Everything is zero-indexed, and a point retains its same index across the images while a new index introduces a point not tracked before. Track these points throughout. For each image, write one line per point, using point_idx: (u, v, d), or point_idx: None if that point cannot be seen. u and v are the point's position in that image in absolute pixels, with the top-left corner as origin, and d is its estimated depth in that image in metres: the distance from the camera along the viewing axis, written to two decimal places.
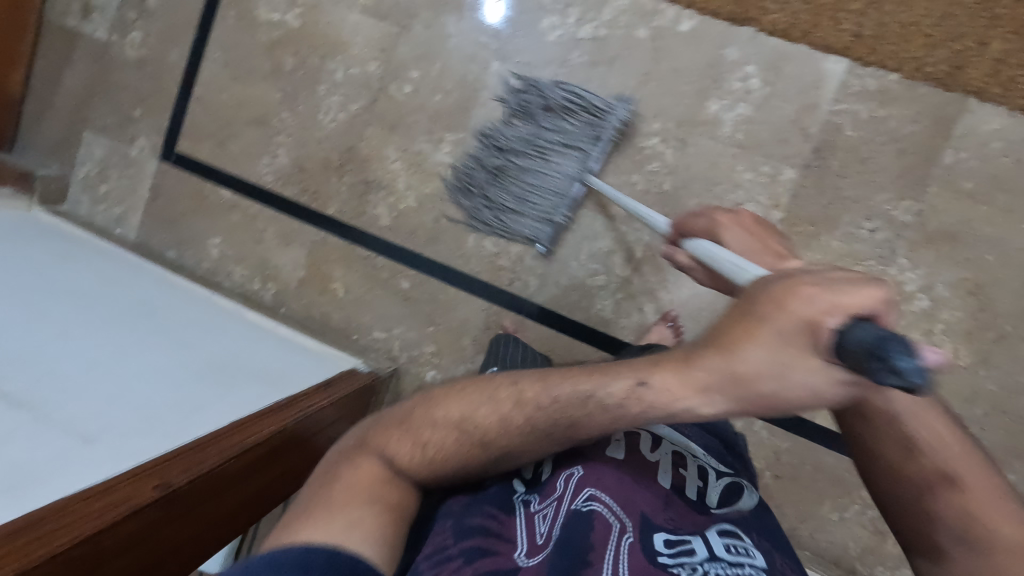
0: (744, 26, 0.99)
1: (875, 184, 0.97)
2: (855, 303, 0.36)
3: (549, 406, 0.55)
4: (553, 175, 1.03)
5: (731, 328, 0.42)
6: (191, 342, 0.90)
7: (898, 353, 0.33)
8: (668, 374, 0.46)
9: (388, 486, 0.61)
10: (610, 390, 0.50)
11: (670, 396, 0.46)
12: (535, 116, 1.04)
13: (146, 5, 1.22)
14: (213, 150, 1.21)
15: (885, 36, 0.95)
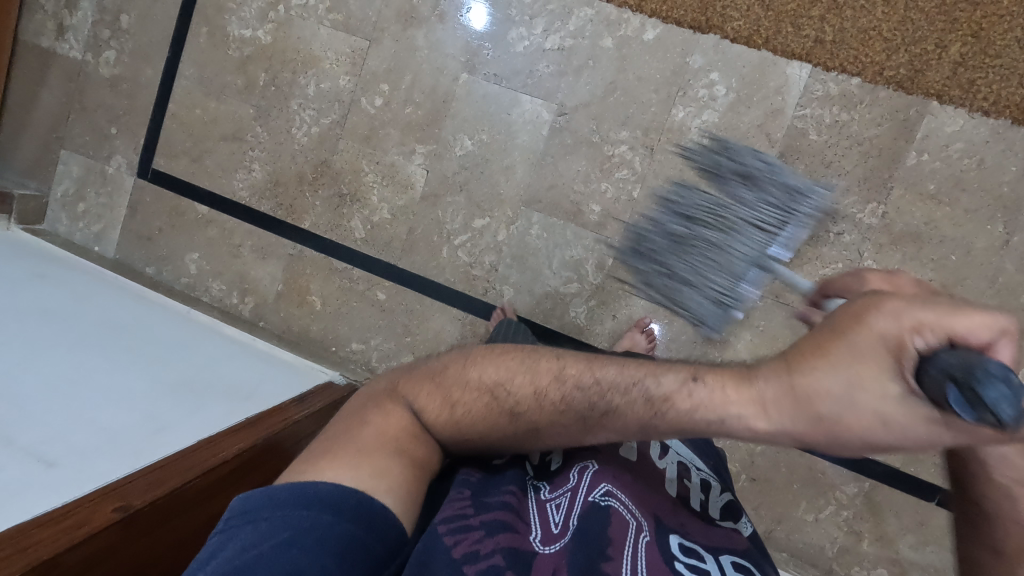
0: (708, 34, 1.00)
1: (840, 188, 0.98)
2: (958, 329, 0.35)
3: (588, 386, 0.55)
4: (733, 257, 0.95)
5: (806, 341, 0.42)
6: (162, 360, 0.91)
7: (988, 384, 0.31)
8: (722, 378, 0.47)
9: (415, 441, 0.60)
10: (658, 383, 0.50)
11: (716, 401, 0.46)
12: (726, 185, 0.97)
13: (119, 23, 1.22)
14: (189, 166, 1.22)
15: (845, 41, 0.96)
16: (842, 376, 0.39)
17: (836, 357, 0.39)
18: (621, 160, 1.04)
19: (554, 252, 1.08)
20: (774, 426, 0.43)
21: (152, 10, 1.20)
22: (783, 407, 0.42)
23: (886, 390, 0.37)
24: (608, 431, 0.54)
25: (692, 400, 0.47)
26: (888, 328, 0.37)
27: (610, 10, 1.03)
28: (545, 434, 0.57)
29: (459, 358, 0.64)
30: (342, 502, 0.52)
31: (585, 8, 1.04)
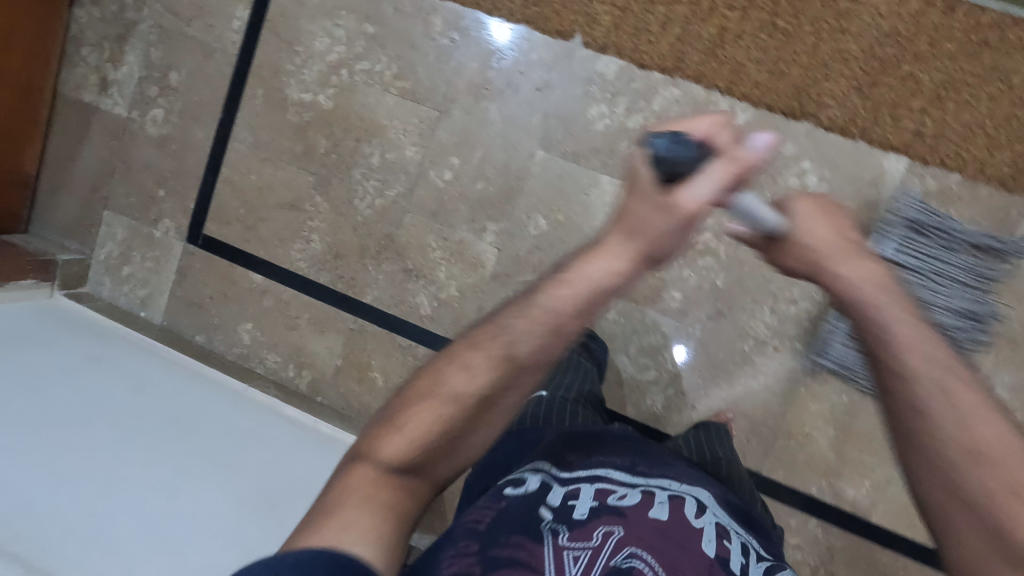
0: (802, 120, 0.96)
1: None
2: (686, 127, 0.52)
3: (494, 325, 0.61)
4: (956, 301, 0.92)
5: (625, 207, 0.57)
6: (198, 454, 0.91)
7: (658, 140, 0.52)
8: (594, 256, 0.58)
9: (382, 485, 0.56)
10: (546, 295, 0.59)
11: (588, 266, 0.58)
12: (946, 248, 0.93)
13: (168, 80, 1.16)
14: (242, 233, 1.16)
15: (945, 135, 0.93)
16: (640, 194, 0.54)
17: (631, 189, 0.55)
18: (705, 248, 1.02)
19: (632, 338, 1.05)
20: (630, 259, 0.57)
21: (203, 68, 1.14)
22: (619, 240, 0.57)
23: (658, 186, 0.53)
24: (514, 358, 0.59)
25: (556, 298, 0.58)
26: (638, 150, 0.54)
27: (697, 90, 0.99)
28: (488, 399, 0.59)
29: (400, 395, 0.62)
30: (315, 561, 0.48)
31: (672, 88, 0.99)
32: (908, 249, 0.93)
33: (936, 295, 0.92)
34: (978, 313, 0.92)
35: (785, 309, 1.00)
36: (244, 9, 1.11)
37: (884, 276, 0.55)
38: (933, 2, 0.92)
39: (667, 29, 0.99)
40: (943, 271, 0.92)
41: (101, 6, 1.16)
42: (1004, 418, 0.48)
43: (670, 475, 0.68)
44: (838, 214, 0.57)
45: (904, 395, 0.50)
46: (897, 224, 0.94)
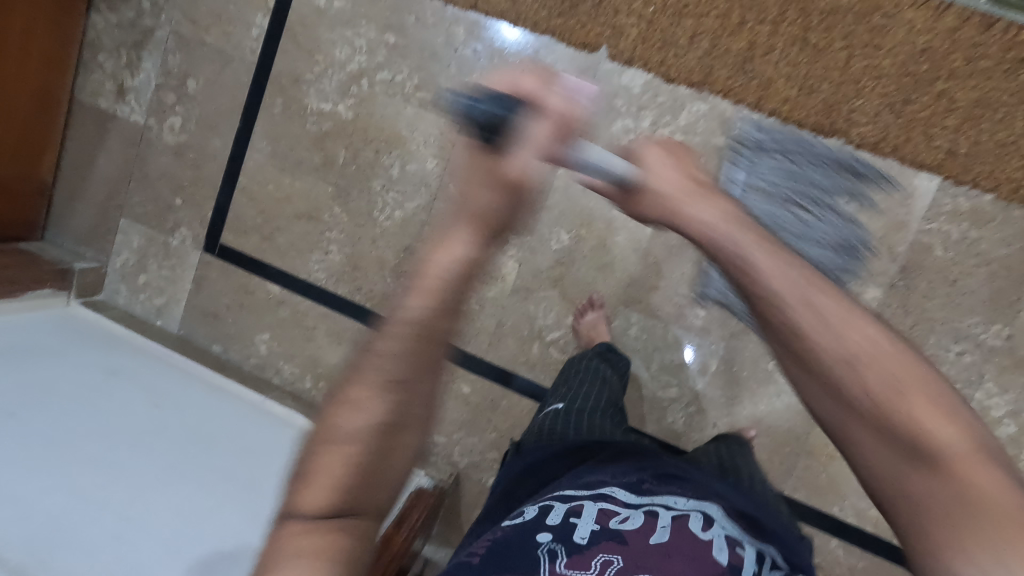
0: (832, 137, 0.95)
1: (964, 307, 0.94)
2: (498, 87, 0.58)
3: (377, 341, 0.56)
4: (800, 229, 0.89)
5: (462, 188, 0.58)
6: (189, 462, 0.90)
7: (473, 103, 0.56)
8: (446, 239, 0.57)
9: (313, 535, 0.51)
10: (411, 298, 0.56)
11: (435, 253, 0.56)
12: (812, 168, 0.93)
13: (185, 88, 1.14)
14: (259, 244, 1.15)
15: (979, 155, 0.91)
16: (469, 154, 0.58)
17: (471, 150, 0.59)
18: None
19: (653, 355, 1.04)
20: (464, 223, 0.57)
21: (221, 76, 1.13)
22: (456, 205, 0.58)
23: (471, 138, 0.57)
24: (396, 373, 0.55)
25: (422, 297, 0.56)
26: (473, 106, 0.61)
27: (725, 105, 0.97)
28: (393, 416, 0.55)
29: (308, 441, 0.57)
30: None
31: (699, 102, 0.98)
32: (766, 176, 0.92)
33: (821, 212, 0.90)
34: (851, 230, 0.93)
35: None
36: (263, 17, 1.10)
37: (730, 211, 0.58)
38: (970, 19, 0.90)
39: (694, 43, 0.97)
40: (807, 189, 0.92)
41: (118, 12, 1.15)
42: (879, 325, 0.49)
43: (677, 491, 0.63)
44: (678, 151, 0.69)
45: (787, 325, 0.50)
46: (741, 155, 0.95)
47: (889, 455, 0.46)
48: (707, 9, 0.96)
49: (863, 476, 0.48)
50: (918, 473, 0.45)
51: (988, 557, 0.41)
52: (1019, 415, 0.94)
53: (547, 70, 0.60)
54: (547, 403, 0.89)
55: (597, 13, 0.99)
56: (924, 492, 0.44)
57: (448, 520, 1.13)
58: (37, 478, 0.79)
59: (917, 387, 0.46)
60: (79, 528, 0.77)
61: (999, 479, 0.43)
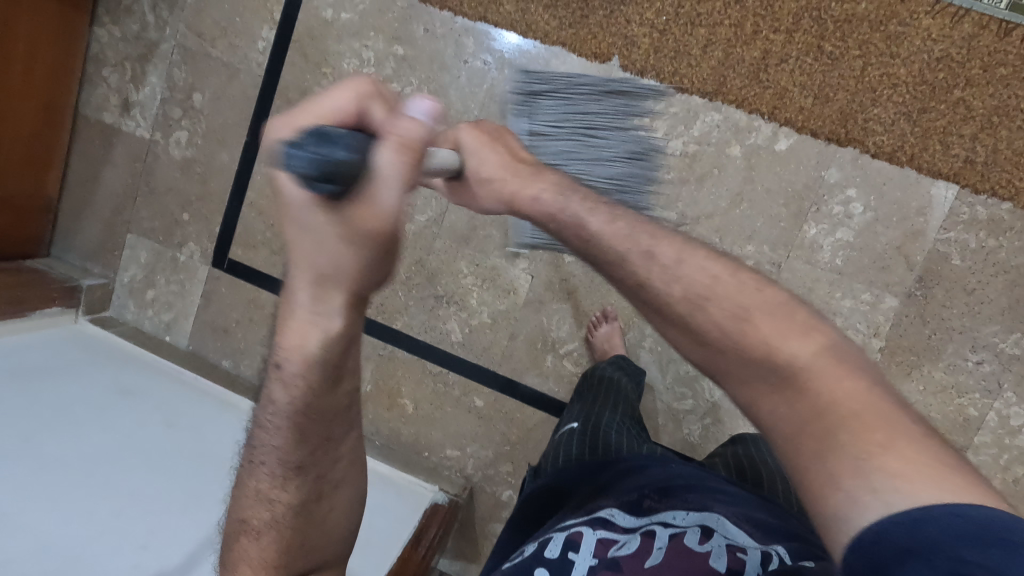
0: (847, 147, 0.94)
1: (982, 316, 0.93)
2: (325, 111, 0.40)
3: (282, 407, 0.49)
4: (598, 155, 0.92)
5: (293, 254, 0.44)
6: (174, 481, 0.88)
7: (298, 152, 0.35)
8: (294, 323, 0.43)
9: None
10: (288, 362, 0.46)
11: (289, 337, 0.44)
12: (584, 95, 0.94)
13: (191, 102, 1.13)
14: (268, 258, 1.14)
15: (997, 163, 0.91)
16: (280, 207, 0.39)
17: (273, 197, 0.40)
18: None
19: (668, 367, 1.04)
20: (310, 291, 0.41)
21: (227, 89, 1.12)
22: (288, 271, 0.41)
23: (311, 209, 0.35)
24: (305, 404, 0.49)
25: (291, 349, 0.45)
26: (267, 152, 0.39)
27: (739, 115, 0.96)
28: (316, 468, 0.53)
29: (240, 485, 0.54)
30: None
31: (713, 112, 0.97)
32: (547, 111, 0.93)
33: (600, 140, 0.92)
34: (643, 148, 0.96)
35: None
36: (270, 29, 1.08)
37: (558, 184, 0.61)
38: (988, 26, 0.89)
39: (708, 52, 0.96)
40: (591, 118, 0.93)
41: (122, 26, 1.14)
42: (718, 260, 0.52)
43: (680, 504, 0.60)
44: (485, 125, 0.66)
45: (630, 277, 0.52)
46: (518, 93, 0.94)
47: (770, 393, 0.44)
48: (721, 17, 0.95)
49: (743, 409, 0.47)
50: (784, 399, 0.43)
51: (872, 471, 0.36)
52: None
53: (371, 85, 0.42)
54: (561, 422, 0.87)
55: (609, 23, 0.98)
56: (792, 415, 0.42)
57: (462, 534, 1.13)
58: (52, 503, 0.78)
59: (764, 311, 0.47)
60: (98, 553, 0.76)
61: (862, 387, 0.41)
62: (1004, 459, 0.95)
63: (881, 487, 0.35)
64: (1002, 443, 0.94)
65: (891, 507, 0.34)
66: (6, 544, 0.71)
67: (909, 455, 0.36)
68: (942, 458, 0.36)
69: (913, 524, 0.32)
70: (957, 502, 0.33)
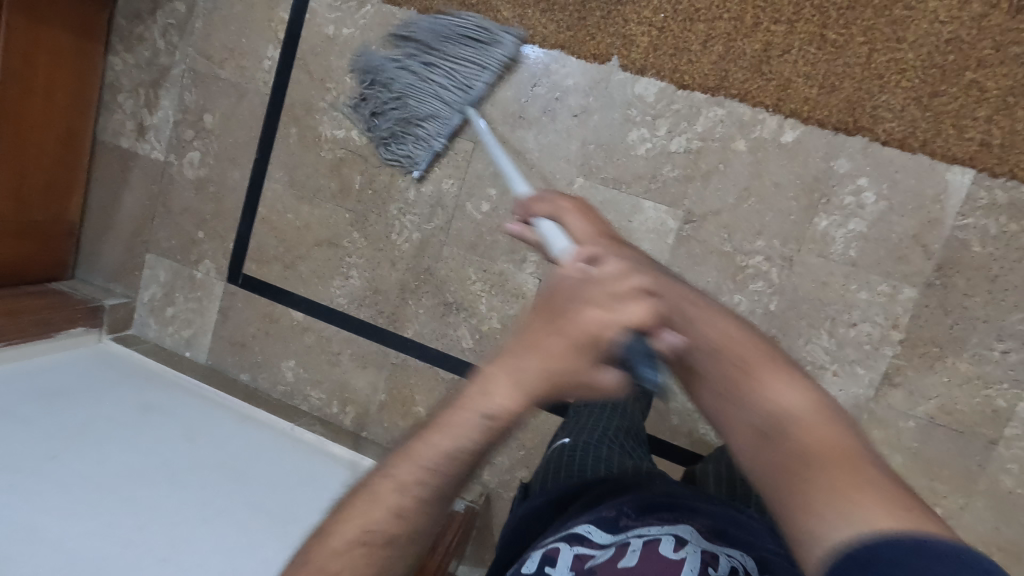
0: (857, 135, 0.92)
1: (1007, 304, 0.90)
2: (635, 318, 0.44)
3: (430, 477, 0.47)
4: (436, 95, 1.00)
5: (522, 351, 0.47)
6: (181, 493, 0.89)
7: (644, 367, 0.45)
8: (502, 398, 0.47)
9: None
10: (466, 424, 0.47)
11: (479, 402, 0.47)
12: (451, 38, 0.98)
13: (203, 123, 1.17)
14: (281, 272, 1.16)
15: (1015, 145, 0.87)
16: (568, 352, 0.45)
17: (557, 333, 0.46)
18: (756, 271, 0.97)
19: None
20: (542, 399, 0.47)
21: (237, 110, 1.15)
22: (536, 378, 0.46)
23: (614, 373, 0.45)
24: (471, 434, 0.47)
25: (495, 406, 0.47)
26: (585, 319, 0.45)
27: (744, 110, 0.95)
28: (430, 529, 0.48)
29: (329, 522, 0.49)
30: None
31: (716, 108, 0.96)
32: (460, 59, 0.99)
33: (396, 95, 1.01)
34: (370, 87, 1.03)
35: (845, 333, 0.95)
36: (274, 49, 1.11)
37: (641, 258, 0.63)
38: (998, 5, 0.86)
39: (708, 47, 0.95)
40: (420, 83, 1.00)
41: (134, 53, 1.18)
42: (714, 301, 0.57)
43: (655, 519, 0.60)
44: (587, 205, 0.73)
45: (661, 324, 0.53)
46: (491, 34, 0.99)
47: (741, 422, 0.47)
48: (720, 12, 0.94)
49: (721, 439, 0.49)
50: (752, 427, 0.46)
51: (835, 506, 0.38)
52: None
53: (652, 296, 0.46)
54: (554, 435, 0.88)
55: (607, 23, 0.98)
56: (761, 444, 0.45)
57: (481, 541, 1.13)
58: (78, 519, 0.80)
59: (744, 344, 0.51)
60: (121, 569, 0.77)
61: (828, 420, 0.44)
62: None
63: (845, 516, 0.37)
64: None
65: (854, 537, 0.36)
66: (29, 559, 0.74)
67: (864, 489, 0.38)
68: (894, 491, 0.38)
69: (870, 546, 0.35)
70: (905, 529, 0.35)
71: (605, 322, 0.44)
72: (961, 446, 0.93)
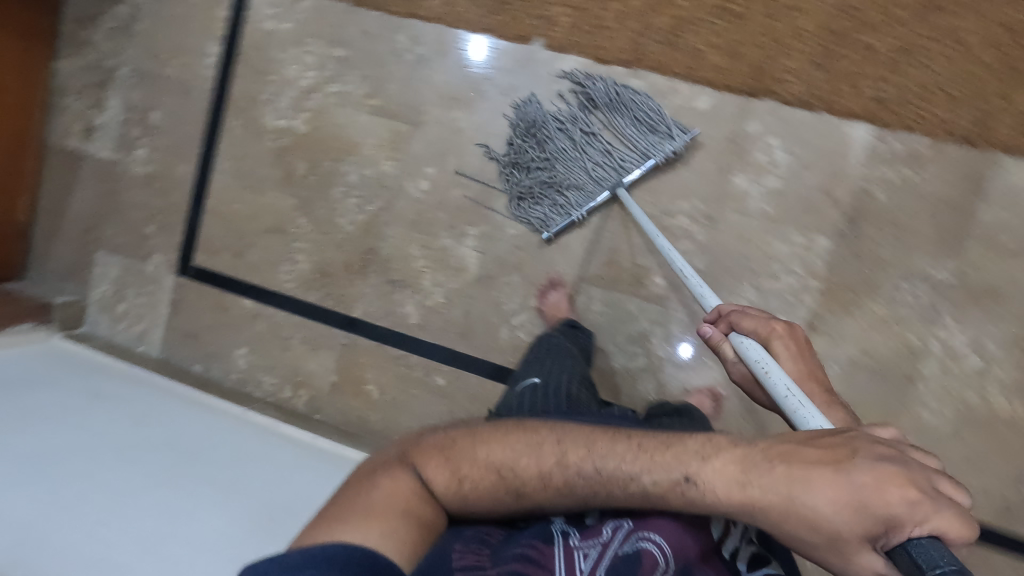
0: (764, 98, 0.98)
1: (912, 247, 0.96)
2: (943, 526, 0.43)
3: (591, 476, 0.55)
4: (591, 171, 1.02)
5: (787, 463, 0.49)
6: (124, 465, 0.88)
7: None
8: (720, 475, 0.50)
9: (421, 504, 0.57)
10: (656, 479, 0.53)
11: (713, 474, 0.51)
12: (617, 116, 1.01)
13: (150, 120, 1.20)
14: (230, 261, 1.19)
15: (907, 99, 0.94)
16: (844, 491, 0.45)
17: (841, 475, 0.46)
18: (681, 231, 1.02)
19: (618, 327, 1.06)
20: (763, 509, 0.48)
21: (183, 106, 1.18)
22: (778, 487, 0.48)
23: (879, 552, 0.45)
24: (667, 483, 0.52)
25: (706, 474, 0.51)
26: (887, 484, 0.44)
27: (660, 80, 1.01)
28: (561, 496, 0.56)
29: (470, 430, 0.61)
30: (350, 561, 0.47)
31: (634, 79, 1.02)
32: (625, 140, 1.01)
33: (545, 154, 1.03)
34: (522, 137, 1.04)
35: (767, 285, 1.00)
36: (217, 45, 1.16)
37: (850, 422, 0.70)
38: None
39: (624, 24, 1.01)
40: (575, 152, 1.03)
41: (81, 56, 1.21)
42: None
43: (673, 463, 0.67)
44: (796, 331, 0.79)
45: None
46: (664, 127, 0.99)
47: None
48: None
49: None
50: None
51: None
52: (982, 347, 0.95)
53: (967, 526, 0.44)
54: (525, 374, 0.91)
55: (529, 6, 1.04)
56: None
57: None
58: (17, 486, 0.80)
59: None
60: (55, 531, 0.77)
61: None
62: (954, 386, 0.96)
63: None
64: (948, 370, 0.96)
65: None
66: None
67: None
68: None
69: None
70: None
71: (911, 505, 0.43)
72: (883, 385, 0.98)
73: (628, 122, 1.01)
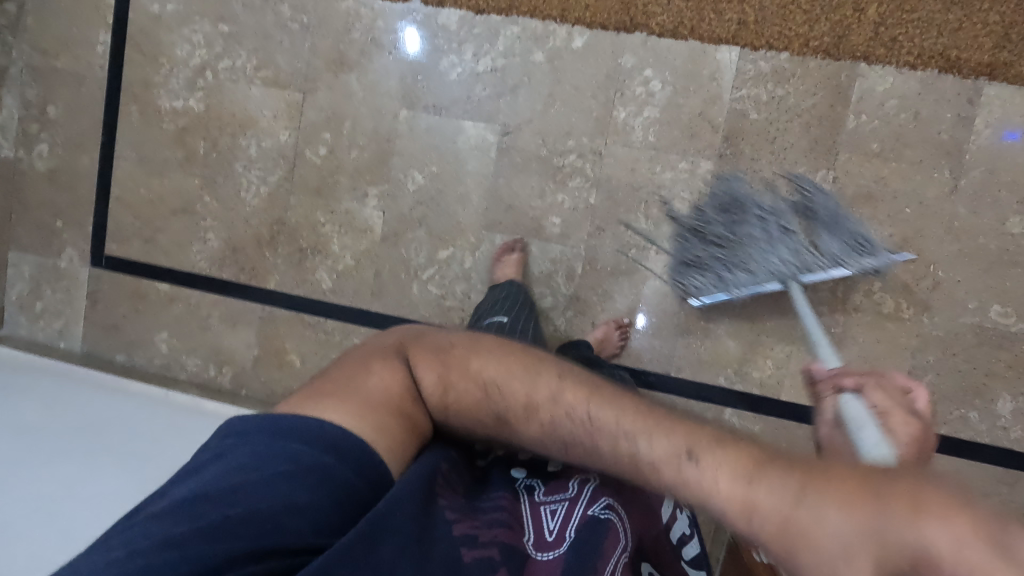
0: (635, 32, 1.02)
1: (788, 161, 0.99)
2: None
3: (580, 421, 0.47)
4: (772, 261, 0.94)
5: (811, 470, 0.38)
6: (20, 438, 0.88)
7: None
8: (730, 464, 0.40)
9: (404, 408, 0.51)
10: (653, 448, 0.43)
11: (713, 465, 0.41)
12: (826, 228, 0.94)
13: (47, 115, 1.20)
14: (141, 248, 1.19)
15: (767, 18, 0.98)
16: (868, 513, 0.35)
17: (872, 495, 0.35)
18: (572, 169, 1.05)
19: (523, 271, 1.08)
20: (762, 512, 0.38)
21: (78, 97, 1.18)
22: (792, 490, 0.38)
23: None
24: (665, 455, 0.43)
25: (708, 458, 0.41)
26: (929, 511, 0.33)
27: (535, 24, 1.04)
28: (546, 437, 0.48)
29: (470, 338, 0.54)
30: (346, 445, 0.47)
31: (512, 26, 1.04)
32: (825, 251, 0.94)
33: (734, 234, 0.96)
34: (716, 208, 0.98)
35: (658, 214, 1.03)
36: (106, 34, 1.16)
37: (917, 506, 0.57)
38: None
39: None
40: (766, 241, 0.95)
41: None
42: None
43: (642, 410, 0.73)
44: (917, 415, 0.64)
45: None
46: (870, 249, 0.93)
47: None
48: None
49: None
50: None
51: None
52: None
53: None
54: (488, 313, 0.95)
55: None
56: None
57: None
58: None
59: None
60: None
61: None
62: (842, 290, 1.00)
63: None
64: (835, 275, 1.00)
65: None
66: None
67: None
68: None
69: None
70: None
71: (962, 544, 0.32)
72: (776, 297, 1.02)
73: (831, 231, 0.94)
